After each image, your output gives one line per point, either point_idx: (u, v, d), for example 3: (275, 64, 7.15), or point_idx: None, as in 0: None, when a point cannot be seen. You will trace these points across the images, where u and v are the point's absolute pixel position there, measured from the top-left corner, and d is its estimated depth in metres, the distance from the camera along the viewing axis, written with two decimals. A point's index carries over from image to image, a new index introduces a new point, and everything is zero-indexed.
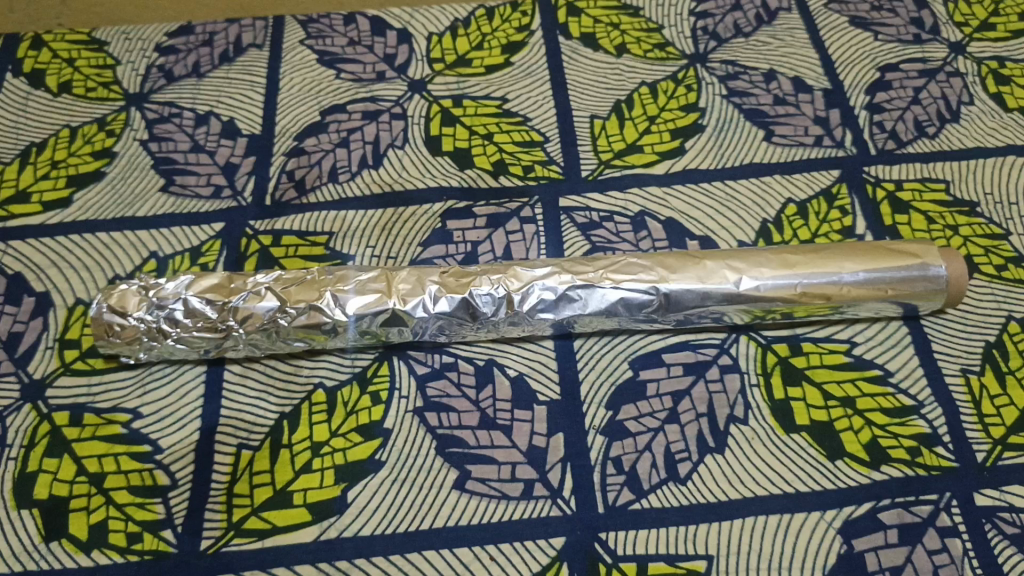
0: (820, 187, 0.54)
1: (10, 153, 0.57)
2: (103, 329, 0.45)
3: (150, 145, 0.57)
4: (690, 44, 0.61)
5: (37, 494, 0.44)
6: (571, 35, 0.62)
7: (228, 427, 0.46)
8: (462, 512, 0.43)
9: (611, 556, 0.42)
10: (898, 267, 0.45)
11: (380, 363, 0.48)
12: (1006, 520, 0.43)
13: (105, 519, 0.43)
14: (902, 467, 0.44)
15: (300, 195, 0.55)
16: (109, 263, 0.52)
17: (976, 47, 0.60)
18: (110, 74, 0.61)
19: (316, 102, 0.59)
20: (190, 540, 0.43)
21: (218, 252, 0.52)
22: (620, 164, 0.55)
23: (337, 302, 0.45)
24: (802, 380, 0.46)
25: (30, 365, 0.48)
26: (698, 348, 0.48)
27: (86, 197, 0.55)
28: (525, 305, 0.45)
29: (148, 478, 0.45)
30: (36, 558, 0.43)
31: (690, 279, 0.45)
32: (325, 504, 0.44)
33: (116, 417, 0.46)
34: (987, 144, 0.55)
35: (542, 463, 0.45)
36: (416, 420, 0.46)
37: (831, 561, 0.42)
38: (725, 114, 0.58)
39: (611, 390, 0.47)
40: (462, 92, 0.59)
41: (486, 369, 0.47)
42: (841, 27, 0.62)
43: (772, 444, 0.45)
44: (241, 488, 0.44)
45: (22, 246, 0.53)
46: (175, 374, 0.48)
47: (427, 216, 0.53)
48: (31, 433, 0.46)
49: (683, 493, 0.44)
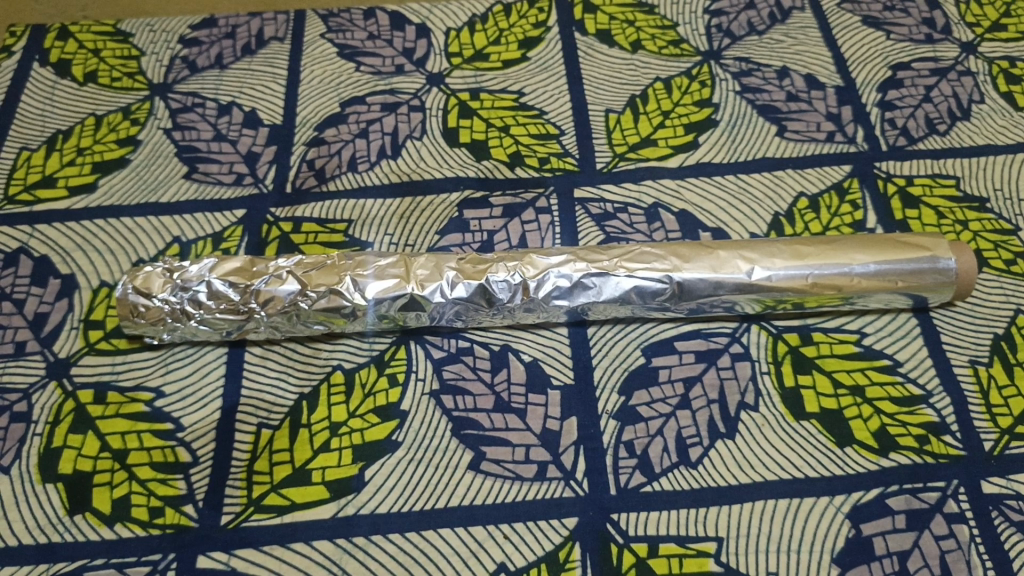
0: (832, 182, 0.55)
1: (38, 140, 0.58)
2: (128, 310, 0.46)
3: (174, 134, 0.58)
4: (705, 41, 0.62)
5: (61, 468, 0.45)
6: (587, 31, 0.63)
7: (248, 406, 0.47)
8: (476, 492, 0.44)
9: (622, 537, 0.43)
10: (908, 259, 0.46)
11: (397, 347, 0.49)
12: (1013, 508, 0.43)
13: (128, 494, 0.44)
14: (911, 454, 0.45)
15: (320, 183, 0.56)
16: (133, 247, 0.53)
17: (988, 48, 0.61)
18: (135, 65, 0.62)
19: (337, 93, 0.60)
20: (211, 514, 0.44)
21: (240, 238, 0.53)
22: (634, 157, 0.56)
23: (357, 286, 0.46)
24: (812, 369, 0.47)
25: (56, 344, 0.49)
26: (709, 336, 0.49)
27: (111, 183, 0.56)
28: (540, 292, 0.46)
29: (170, 454, 0.46)
30: (61, 531, 0.44)
31: (703, 269, 0.46)
32: (342, 482, 0.45)
33: (139, 395, 0.47)
34: (997, 142, 0.56)
35: (555, 446, 0.45)
36: (432, 402, 0.47)
37: (839, 545, 0.42)
38: (738, 109, 0.58)
39: (623, 376, 0.47)
40: (479, 86, 0.60)
41: (501, 354, 0.48)
42: (854, 27, 0.62)
43: (782, 430, 0.45)
44: (261, 466, 0.45)
45: (48, 229, 0.54)
46: (196, 355, 0.49)
47: (444, 206, 0.54)
48: (57, 409, 0.47)
49: (694, 476, 0.44)
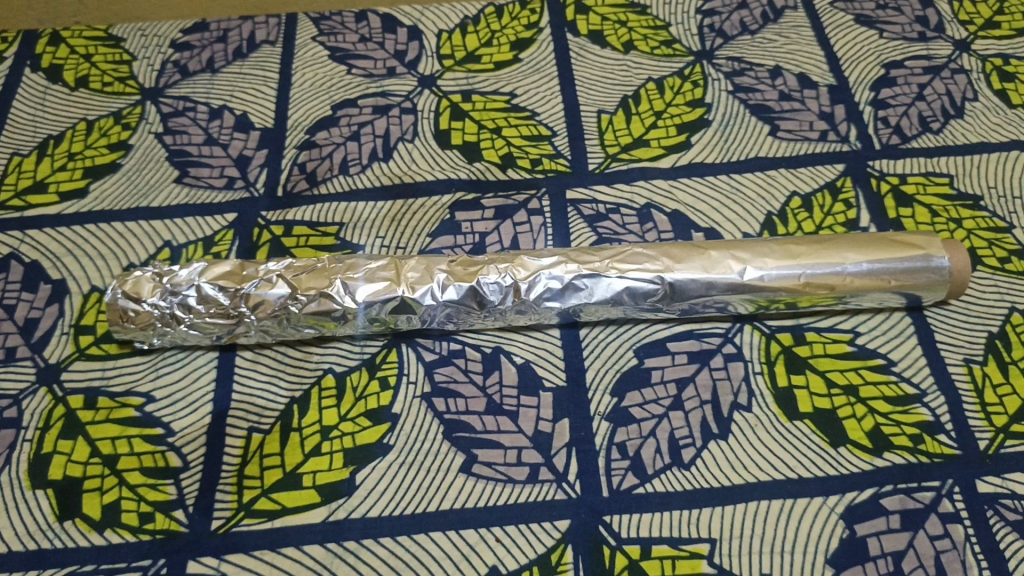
0: (825, 181, 0.54)
1: (29, 145, 0.58)
2: (118, 315, 0.46)
3: (165, 138, 0.58)
4: (697, 41, 0.62)
5: (51, 474, 0.45)
6: (579, 32, 0.63)
7: (239, 410, 0.47)
8: (468, 495, 0.44)
9: (614, 539, 0.43)
10: (900, 258, 0.46)
11: (388, 350, 0.48)
12: (1008, 507, 0.43)
13: (118, 499, 0.44)
14: (905, 454, 0.44)
15: (311, 186, 0.56)
16: (124, 252, 0.53)
17: (981, 45, 0.61)
18: (126, 70, 0.62)
19: (328, 96, 0.60)
20: (201, 519, 0.44)
21: (231, 242, 0.53)
22: (626, 158, 0.56)
23: (348, 290, 0.46)
24: (805, 369, 0.47)
25: (46, 349, 0.49)
26: (702, 337, 0.48)
27: (102, 187, 0.56)
28: (532, 293, 0.46)
29: (160, 460, 0.45)
30: (51, 537, 0.43)
31: (695, 269, 0.46)
32: (333, 486, 0.44)
33: (129, 400, 0.47)
34: (991, 139, 0.56)
35: (547, 448, 0.45)
36: (424, 405, 0.47)
37: (833, 545, 0.42)
38: (730, 109, 0.58)
39: (616, 377, 0.47)
40: (471, 87, 0.60)
41: (493, 356, 0.48)
42: (846, 26, 0.62)
43: (775, 431, 0.45)
44: (252, 470, 0.45)
45: (39, 235, 0.54)
46: (187, 360, 0.48)
47: (436, 208, 0.54)
48: (47, 415, 0.47)
49: (687, 478, 0.44)
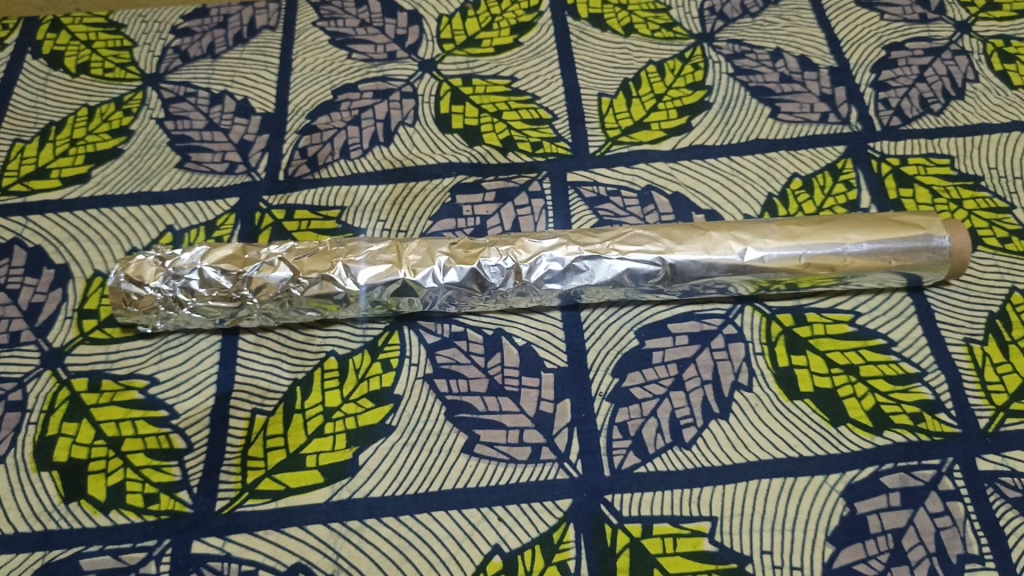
0: (825, 162, 0.54)
1: (31, 132, 0.58)
2: (121, 299, 0.46)
3: (167, 124, 0.58)
4: (698, 24, 0.62)
5: (56, 457, 0.45)
6: (580, 16, 0.63)
7: (242, 392, 0.47)
8: (471, 475, 0.44)
9: (616, 517, 0.43)
10: (902, 238, 0.46)
11: (390, 332, 0.49)
12: (1008, 484, 0.43)
13: (122, 481, 0.45)
14: (905, 433, 0.45)
15: (312, 171, 0.56)
16: (126, 236, 0.53)
17: (982, 27, 0.60)
18: (127, 56, 0.62)
19: (329, 81, 0.60)
20: (206, 500, 0.44)
21: (233, 226, 0.53)
22: (627, 141, 0.56)
23: (349, 272, 0.46)
24: (806, 349, 0.47)
25: (50, 333, 0.49)
26: (703, 318, 0.48)
27: (104, 173, 0.56)
28: (533, 276, 0.46)
29: (164, 442, 0.46)
30: (57, 518, 0.44)
31: (696, 250, 0.46)
32: (336, 466, 0.45)
33: (133, 383, 0.47)
34: (992, 120, 0.55)
35: (548, 428, 0.45)
36: (426, 386, 0.47)
37: (833, 523, 0.42)
38: (730, 92, 0.58)
39: (617, 358, 0.47)
40: (471, 71, 0.60)
41: (495, 338, 0.48)
42: (847, 7, 0.62)
43: (776, 410, 0.45)
44: (255, 451, 0.45)
45: (42, 220, 0.54)
46: (190, 343, 0.49)
47: (436, 191, 0.54)
48: (51, 398, 0.47)
49: (687, 457, 0.44)
